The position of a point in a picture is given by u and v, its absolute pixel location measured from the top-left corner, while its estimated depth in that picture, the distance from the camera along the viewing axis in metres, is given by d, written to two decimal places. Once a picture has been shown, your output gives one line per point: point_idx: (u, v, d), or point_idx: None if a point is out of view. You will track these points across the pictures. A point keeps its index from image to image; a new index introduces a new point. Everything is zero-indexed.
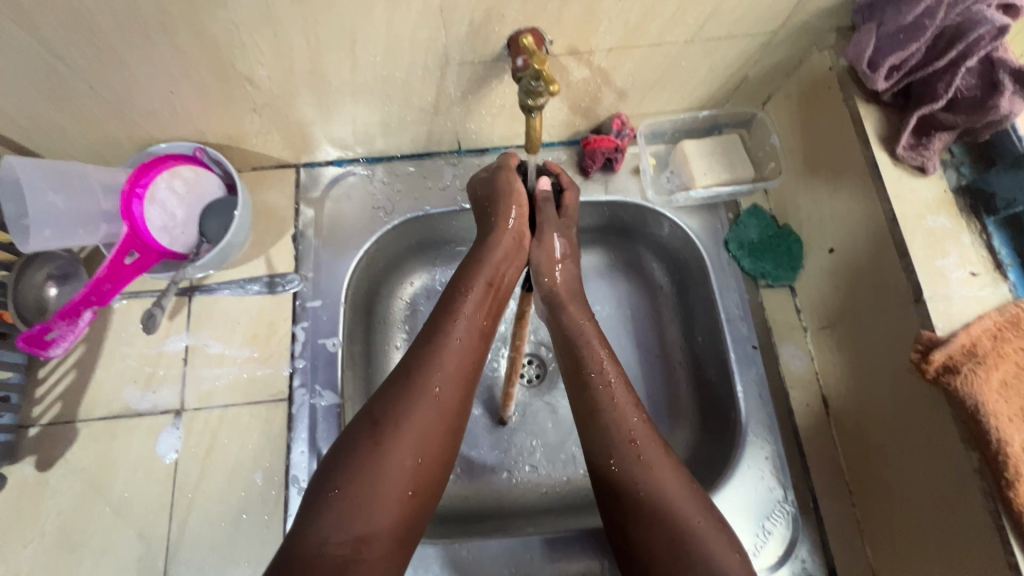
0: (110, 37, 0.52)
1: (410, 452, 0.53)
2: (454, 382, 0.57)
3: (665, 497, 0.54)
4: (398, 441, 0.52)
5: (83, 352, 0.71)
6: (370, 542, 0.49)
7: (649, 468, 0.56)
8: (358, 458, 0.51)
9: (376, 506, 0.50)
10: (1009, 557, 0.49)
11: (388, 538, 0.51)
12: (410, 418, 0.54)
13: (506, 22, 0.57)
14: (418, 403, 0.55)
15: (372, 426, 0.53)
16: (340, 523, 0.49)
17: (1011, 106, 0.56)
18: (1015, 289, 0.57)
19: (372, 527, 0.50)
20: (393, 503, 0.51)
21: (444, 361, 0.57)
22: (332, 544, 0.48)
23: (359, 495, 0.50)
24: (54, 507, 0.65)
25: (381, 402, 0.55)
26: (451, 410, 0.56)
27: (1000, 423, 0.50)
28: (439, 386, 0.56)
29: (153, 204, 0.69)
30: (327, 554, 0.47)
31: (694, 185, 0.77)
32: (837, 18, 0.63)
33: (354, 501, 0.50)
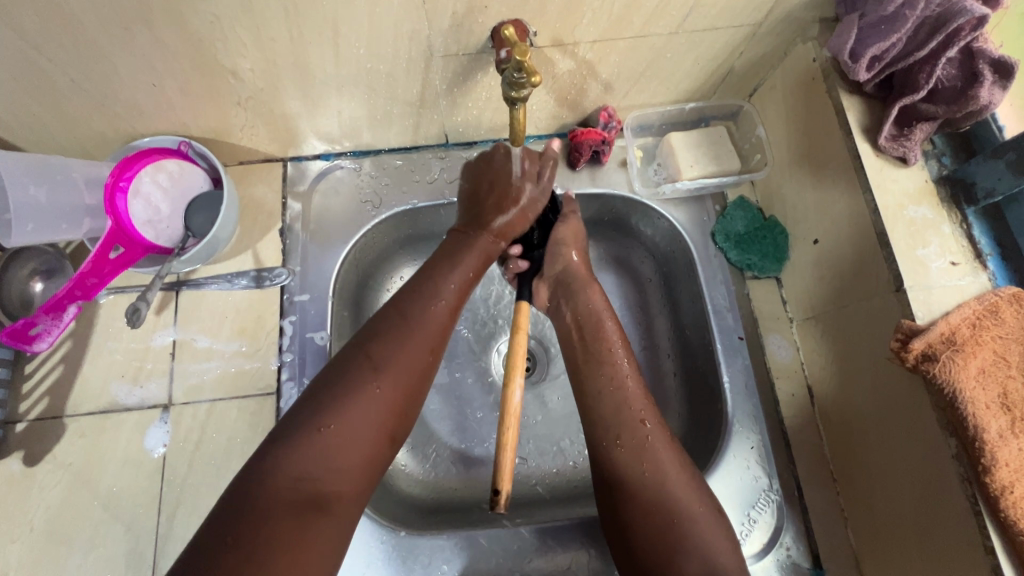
0: (89, 30, 0.52)
1: (392, 394, 0.54)
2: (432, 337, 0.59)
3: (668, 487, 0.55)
4: (390, 385, 0.54)
5: (69, 347, 0.70)
6: (343, 481, 0.49)
7: (656, 459, 0.57)
8: (350, 399, 0.52)
9: (357, 446, 0.50)
10: (986, 542, 0.51)
11: (355, 480, 0.50)
12: (399, 369, 0.55)
13: (489, 13, 0.57)
14: (404, 351, 0.56)
15: (369, 367, 0.54)
16: (321, 457, 0.49)
17: (990, 96, 0.56)
18: (994, 279, 0.57)
19: (348, 465, 0.50)
20: (371, 444, 0.51)
21: (431, 316, 0.60)
22: (310, 476, 0.48)
23: (341, 434, 0.50)
24: (41, 502, 0.65)
25: (374, 346, 0.56)
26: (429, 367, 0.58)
27: (977, 411, 0.50)
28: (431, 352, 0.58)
29: (137, 197, 0.67)
30: (300, 486, 0.47)
31: (680, 177, 0.77)
32: (820, 10, 0.64)
33: (336, 444, 0.49)
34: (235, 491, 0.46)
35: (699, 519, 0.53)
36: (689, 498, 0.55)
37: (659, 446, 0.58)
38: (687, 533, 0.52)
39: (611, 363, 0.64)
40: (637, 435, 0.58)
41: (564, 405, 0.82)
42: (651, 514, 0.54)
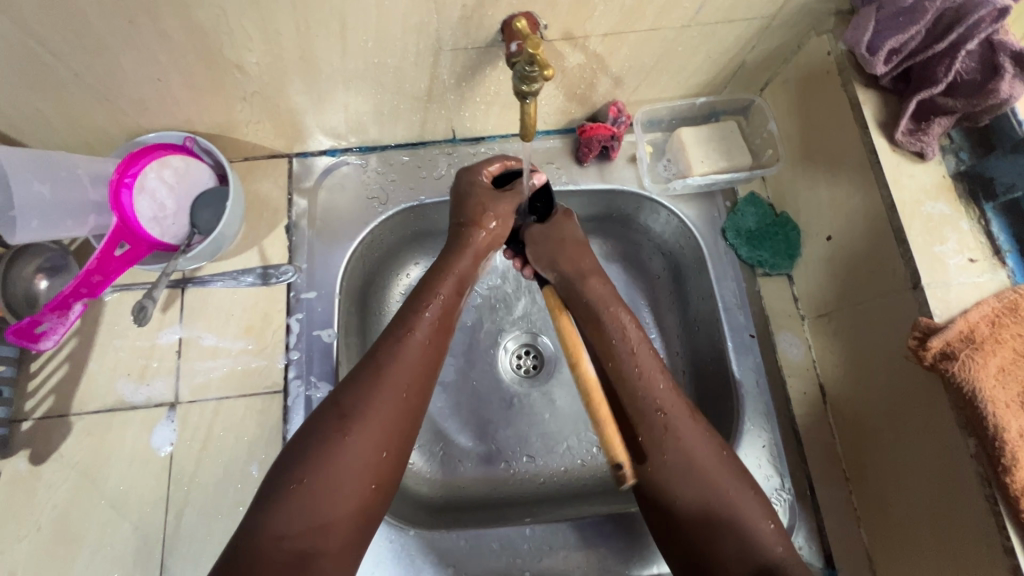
0: (94, 24, 0.51)
1: (365, 442, 0.53)
2: (413, 378, 0.58)
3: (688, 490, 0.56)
4: (361, 433, 0.53)
5: (75, 345, 0.70)
6: (329, 533, 0.51)
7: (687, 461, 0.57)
8: (318, 454, 0.52)
9: (333, 498, 0.51)
10: (1005, 542, 0.50)
11: (345, 529, 0.51)
12: (374, 414, 0.54)
13: (500, 6, 0.56)
14: (379, 397, 0.55)
15: (338, 415, 0.54)
16: (298, 516, 0.50)
17: (1011, 90, 0.55)
18: (1013, 276, 0.56)
19: (331, 518, 0.51)
20: (349, 494, 0.52)
21: (404, 356, 0.58)
22: (289, 538, 0.49)
23: (315, 490, 0.51)
24: (48, 501, 0.65)
25: (344, 396, 0.55)
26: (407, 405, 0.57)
27: (997, 410, 0.49)
28: (401, 381, 0.57)
29: (143, 193, 0.67)
30: (282, 548, 0.49)
31: (691, 173, 0.76)
32: (835, 2, 0.62)
33: (315, 495, 0.51)
34: (230, 552, 0.48)
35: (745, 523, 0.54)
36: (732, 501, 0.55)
37: (694, 449, 0.57)
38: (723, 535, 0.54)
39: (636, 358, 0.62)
40: (656, 424, 0.59)
41: (572, 406, 0.81)
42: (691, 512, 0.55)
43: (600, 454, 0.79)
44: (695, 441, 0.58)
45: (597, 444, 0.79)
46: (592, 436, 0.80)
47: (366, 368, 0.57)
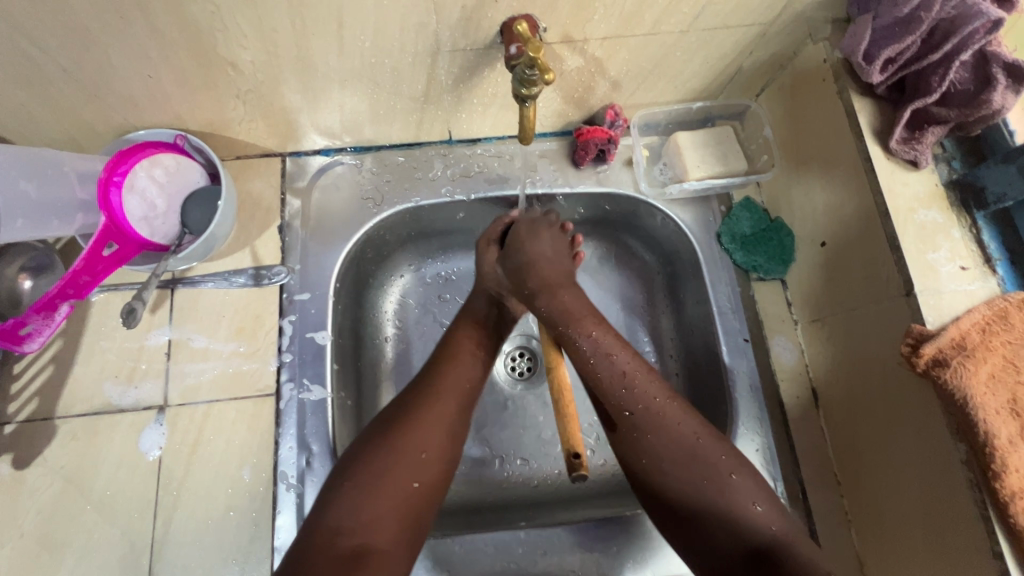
0: (84, 18, 0.50)
1: (408, 443, 0.56)
2: (455, 394, 0.61)
3: (667, 450, 0.57)
4: (403, 435, 0.56)
5: (60, 346, 0.68)
6: (377, 529, 0.51)
7: (661, 423, 0.58)
8: (368, 457, 0.55)
9: (381, 493, 0.53)
10: (993, 546, 0.51)
11: (393, 525, 0.52)
12: (416, 417, 0.58)
13: (500, 8, 0.55)
14: (423, 403, 0.59)
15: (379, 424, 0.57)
16: (348, 511, 0.51)
17: (1003, 101, 0.56)
18: (1003, 284, 0.57)
19: (379, 513, 0.52)
20: (398, 489, 0.54)
21: (447, 374, 0.62)
22: (344, 533, 0.50)
23: (362, 488, 0.53)
24: (32, 506, 0.63)
25: (391, 415, 0.58)
26: (454, 418, 0.59)
27: (987, 416, 0.50)
28: (441, 390, 0.60)
29: (132, 192, 0.65)
30: (338, 543, 0.50)
31: (687, 178, 0.76)
32: (832, 10, 0.63)
33: (361, 493, 0.52)
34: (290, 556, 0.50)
35: (736, 495, 0.54)
36: (727, 465, 0.56)
37: (670, 411, 0.58)
38: (723, 498, 0.55)
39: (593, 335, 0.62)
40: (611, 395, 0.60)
41: None
42: (689, 485, 0.56)
43: (594, 457, 0.79)
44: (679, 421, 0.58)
45: (591, 447, 0.79)
46: (586, 439, 0.80)
47: (416, 391, 0.61)
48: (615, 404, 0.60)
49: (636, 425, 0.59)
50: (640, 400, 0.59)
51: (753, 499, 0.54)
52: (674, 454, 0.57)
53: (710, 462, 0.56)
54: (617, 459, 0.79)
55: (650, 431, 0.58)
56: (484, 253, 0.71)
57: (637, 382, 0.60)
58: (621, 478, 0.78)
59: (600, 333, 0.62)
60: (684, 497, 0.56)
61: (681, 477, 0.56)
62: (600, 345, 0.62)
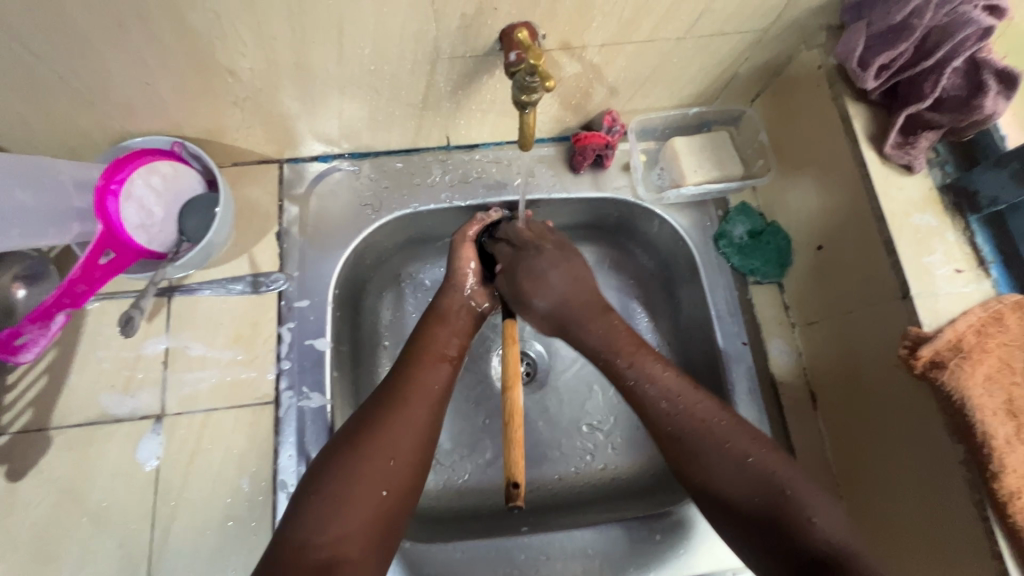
0: (80, 24, 0.49)
1: (370, 453, 0.55)
2: (425, 404, 0.60)
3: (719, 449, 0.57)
4: (370, 442, 0.55)
5: (54, 356, 0.67)
6: (348, 541, 0.50)
7: (707, 432, 0.57)
8: (339, 464, 0.54)
9: (348, 506, 0.52)
10: (993, 547, 0.51)
11: (362, 536, 0.51)
12: (382, 425, 0.57)
13: (499, 16, 0.56)
14: (390, 413, 0.58)
15: (347, 438, 0.56)
16: (314, 524, 0.50)
17: (995, 106, 0.57)
18: (997, 286, 0.58)
19: (349, 524, 0.51)
20: (367, 499, 0.52)
21: (416, 384, 0.61)
22: (314, 545, 0.49)
23: (331, 499, 0.52)
24: (27, 518, 0.62)
25: (359, 424, 0.57)
26: (423, 430, 0.58)
27: (985, 418, 0.51)
28: (409, 399, 0.59)
29: (129, 200, 0.64)
30: (305, 557, 0.48)
31: (684, 183, 0.77)
32: (826, 17, 0.64)
33: (325, 503, 0.51)
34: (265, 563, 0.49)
35: (797, 502, 0.53)
36: (785, 479, 0.54)
37: (718, 424, 0.58)
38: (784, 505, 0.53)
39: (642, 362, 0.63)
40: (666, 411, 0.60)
41: (564, 414, 0.81)
42: (755, 498, 0.54)
43: (594, 462, 0.79)
44: (741, 432, 0.57)
45: (590, 451, 0.79)
46: (586, 443, 0.80)
47: (384, 397, 0.59)
48: (658, 420, 0.60)
49: (692, 439, 0.58)
50: (687, 415, 0.59)
51: (812, 512, 0.52)
52: (728, 466, 0.56)
53: (770, 471, 0.55)
54: (618, 463, 0.79)
55: (702, 447, 0.57)
56: (462, 249, 0.72)
57: (687, 394, 0.60)
58: (620, 482, 0.78)
59: (642, 358, 0.63)
60: (746, 503, 0.54)
61: (744, 490, 0.55)
62: (642, 371, 0.62)
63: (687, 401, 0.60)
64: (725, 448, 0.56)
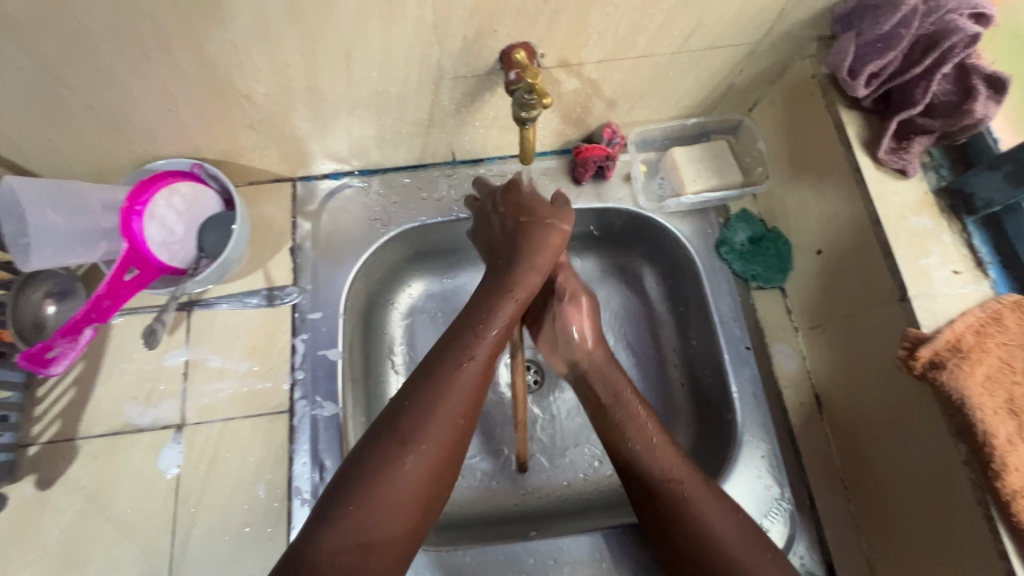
0: (108, 57, 0.53)
1: (422, 469, 0.54)
2: (470, 406, 0.58)
3: (710, 527, 0.56)
4: (419, 457, 0.54)
5: (81, 369, 0.71)
6: (379, 552, 0.51)
7: (699, 516, 0.57)
8: (381, 471, 0.53)
9: (385, 519, 0.51)
10: (999, 545, 0.51)
11: (397, 545, 0.52)
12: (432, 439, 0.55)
13: (499, 37, 0.59)
14: (439, 424, 0.56)
15: (397, 440, 0.54)
16: (353, 532, 0.50)
17: (985, 110, 0.58)
18: (995, 286, 0.59)
19: (384, 536, 0.51)
20: (406, 512, 0.53)
21: (463, 384, 0.58)
22: (342, 553, 0.49)
23: (370, 511, 0.51)
24: (55, 525, 0.65)
25: (406, 421, 0.55)
26: (462, 435, 0.58)
27: (985, 416, 0.51)
28: (461, 411, 0.57)
29: (151, 220, 0.68)
30: (336, 562, 0.49)
31: (685, 192, 0.78)
32: (817, 28, 0.65)
33: (366, 513, 0.51)
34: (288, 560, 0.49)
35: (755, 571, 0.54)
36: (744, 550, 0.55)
37: (705, 505, 0.57)
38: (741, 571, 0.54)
39: (648, 434, 0.62)
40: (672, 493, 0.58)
41: (571, 422, 0.82)
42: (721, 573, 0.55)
43: (602, 468, 0.80)
44: (720, 510, 0.57)
45: (599, 458, 0.80)
46: (595, 450, 0.81)
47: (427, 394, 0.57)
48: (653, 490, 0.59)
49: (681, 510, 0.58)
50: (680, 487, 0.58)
51: None
52: (706, 545, 0.56)
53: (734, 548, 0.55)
54: None
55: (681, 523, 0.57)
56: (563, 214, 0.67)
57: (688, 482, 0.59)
58: None
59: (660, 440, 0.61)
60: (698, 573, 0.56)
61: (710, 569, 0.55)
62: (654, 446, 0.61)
63: (691, 490, 0.58)
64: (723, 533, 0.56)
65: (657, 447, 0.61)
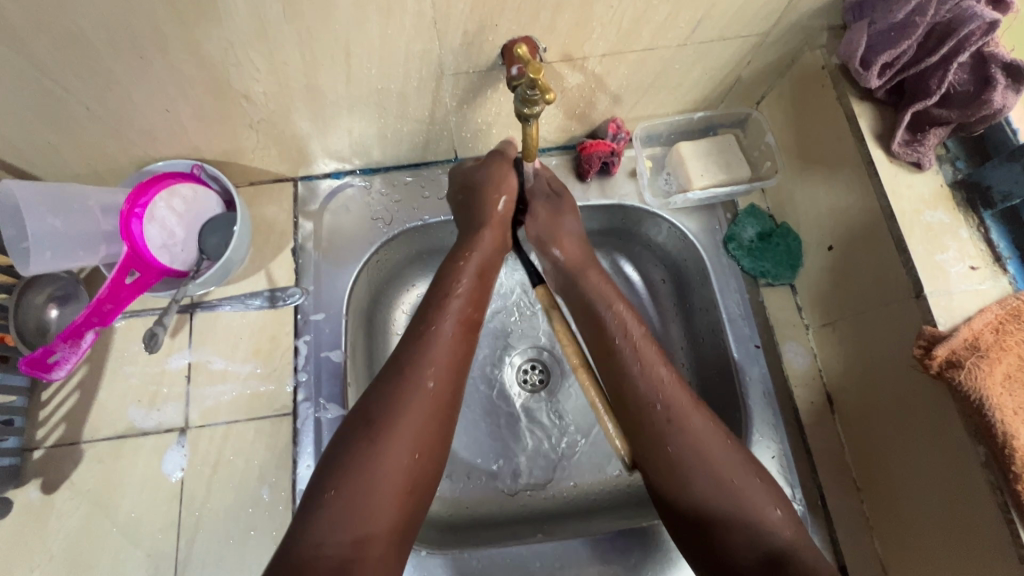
0: (105, 59, 0.52)
1: (400, 451, 0.53)
2: (447, 378, 0.58)
3: (701, 449, 0.57)
4: (394, 441, 0.53)
5: (85, 373, 0.70)
6: (369, 543, 0.50)
7: (688, 436, 0.57)
8: (354, 454, 0.52)
9: (368, 513, 0.51)
10: (1019, 550, 0.49)
11: (386, 538, 0.51)
12: (402, 424, 0.54)
13: (500, 31, 0.57)
14: (409, 403, 0.55)
15: (365, 422, 0.54)
16: (336, 527, 0.49)
17: (1004, 100, 0.56)
18: (1014, 282, 0.57)
19: (370, 528, 0.50)
20: (391, 490, 0.52)
21: (434, 354, 0.59)
22: (330, 545, 0.49)
23: (349, 501, 0.50)
24: (62, 529, 0.65)
25: (375, 404, 0.55)
26: (441, 405, 0.57)
27: (1005, 417, 0.50)
28: (433, 381, 0.57)
29: (152, 222, 0.67)
30: (323, 559, 0.48)
31: (691, 187, 0.77)
32: (827, 17, 0.64)
33: (347, 501, 0.50)
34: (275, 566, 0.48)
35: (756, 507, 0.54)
36: (741, 485, 0.55)
37: (699, 433, 0.57)
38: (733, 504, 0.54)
39: (638, 347, 0.63)
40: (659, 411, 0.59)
41: (578, 421, 0.81)
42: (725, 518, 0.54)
43: (610, 469, 0.79)
44: (702, 423, 0.58)
45: (606, 458, 0.79)
46: (602, 450, 0.80)
47: (399, 366, 0.58)
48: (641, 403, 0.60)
49: (670, 427, 0.58)
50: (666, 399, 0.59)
51: (772, 504, 0.55)
52: (697, 463, 0.56)
53: (728, 484, 0.55)
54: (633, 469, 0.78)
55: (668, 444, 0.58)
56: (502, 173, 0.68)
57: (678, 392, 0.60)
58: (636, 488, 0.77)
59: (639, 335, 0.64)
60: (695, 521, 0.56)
61: (703, 504, 0.55)
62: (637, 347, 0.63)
63: (676, 404, 0.59)
64: (699, 456, 0.57)
65: (641, 351, 0.62)
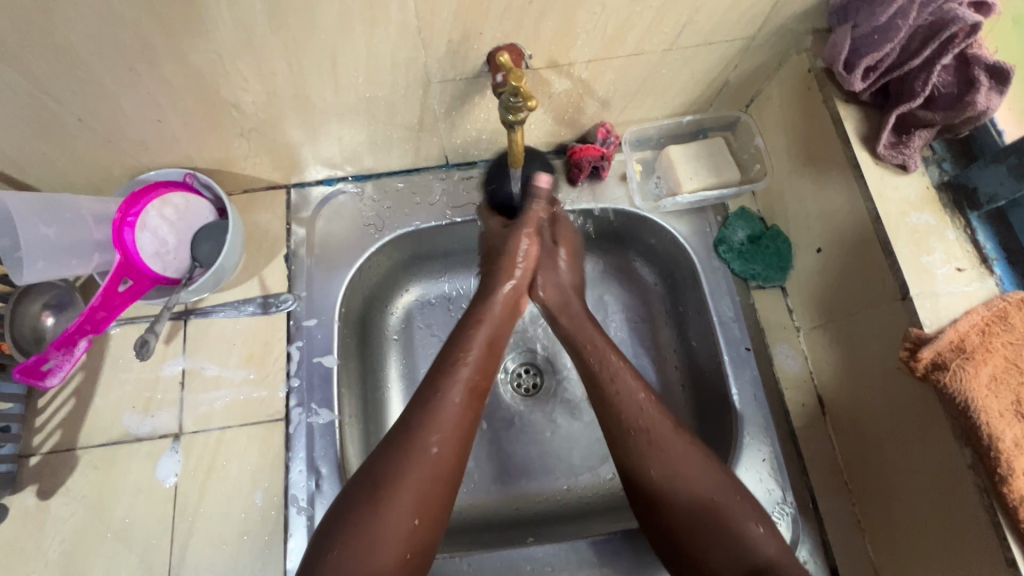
0: (96, 71, 0.53)
1: (408, 498, 0.55)
2: (450, 438, 0.59)
3: (682, 487, 0.59)
4: (398, 496, 0.55)
5: (80, 380, 0.71)
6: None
7: (671, 460, 0.60)
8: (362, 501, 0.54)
9: (374, 553, 0.52)
10: (1006, 553, 0.49)
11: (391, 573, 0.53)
12: (406, 480, 0.56)
13: (485, 39, 0.58)
14: (412, 466, 0.56)
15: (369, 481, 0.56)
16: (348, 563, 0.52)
17: (988, 101, 0.56)
18: (1001, 284, 0.57)
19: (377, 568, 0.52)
20: (398, 531, 0.54)
21: (441, 421, 0.60)
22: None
23: (356, 541, 0.52)
24: (57, 534, 0.66)
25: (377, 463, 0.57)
26: (448, 470, 0.58)
27: (991, 420, 0.50)
28: (437, 445, 0.58)
29: (144, 230, 0.68)
30: None
31: (681, 191, 0.77)
32: (812, 20, 0.64)
33: (357, 542, 0.52)
34: None
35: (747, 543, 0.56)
36: (737, 518, 0.57)
37: (679, 463, 0.60)
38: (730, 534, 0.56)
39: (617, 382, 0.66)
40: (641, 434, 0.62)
41: (571, 425, 0.82)
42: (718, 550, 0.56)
43: (602, 472, 0.79)
44: (687, 451, 0.60)
45: (599, 461, 0.79)
46: (595, 454, 0.80)
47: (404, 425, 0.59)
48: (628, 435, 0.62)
49: (652, 451, 0.61)
50: (649, 428, 0.62)
51: (754, 520, 0.57)
52: (683, 491, 0.58)
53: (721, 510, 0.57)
54: None
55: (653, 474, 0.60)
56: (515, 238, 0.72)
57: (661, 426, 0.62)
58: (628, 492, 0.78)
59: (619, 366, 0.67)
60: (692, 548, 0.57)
61: (693, 524, 0.57)
62: (617, 375, 0.66)
63: (657, 431, 0.62)
64: (688, 488, 0.59)
65: (621, 393, 0.65)
